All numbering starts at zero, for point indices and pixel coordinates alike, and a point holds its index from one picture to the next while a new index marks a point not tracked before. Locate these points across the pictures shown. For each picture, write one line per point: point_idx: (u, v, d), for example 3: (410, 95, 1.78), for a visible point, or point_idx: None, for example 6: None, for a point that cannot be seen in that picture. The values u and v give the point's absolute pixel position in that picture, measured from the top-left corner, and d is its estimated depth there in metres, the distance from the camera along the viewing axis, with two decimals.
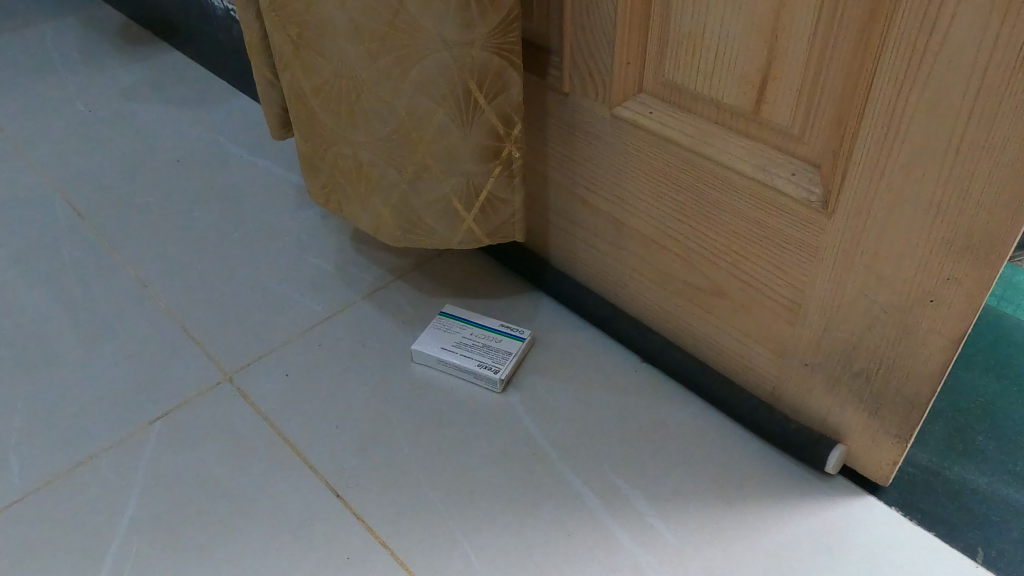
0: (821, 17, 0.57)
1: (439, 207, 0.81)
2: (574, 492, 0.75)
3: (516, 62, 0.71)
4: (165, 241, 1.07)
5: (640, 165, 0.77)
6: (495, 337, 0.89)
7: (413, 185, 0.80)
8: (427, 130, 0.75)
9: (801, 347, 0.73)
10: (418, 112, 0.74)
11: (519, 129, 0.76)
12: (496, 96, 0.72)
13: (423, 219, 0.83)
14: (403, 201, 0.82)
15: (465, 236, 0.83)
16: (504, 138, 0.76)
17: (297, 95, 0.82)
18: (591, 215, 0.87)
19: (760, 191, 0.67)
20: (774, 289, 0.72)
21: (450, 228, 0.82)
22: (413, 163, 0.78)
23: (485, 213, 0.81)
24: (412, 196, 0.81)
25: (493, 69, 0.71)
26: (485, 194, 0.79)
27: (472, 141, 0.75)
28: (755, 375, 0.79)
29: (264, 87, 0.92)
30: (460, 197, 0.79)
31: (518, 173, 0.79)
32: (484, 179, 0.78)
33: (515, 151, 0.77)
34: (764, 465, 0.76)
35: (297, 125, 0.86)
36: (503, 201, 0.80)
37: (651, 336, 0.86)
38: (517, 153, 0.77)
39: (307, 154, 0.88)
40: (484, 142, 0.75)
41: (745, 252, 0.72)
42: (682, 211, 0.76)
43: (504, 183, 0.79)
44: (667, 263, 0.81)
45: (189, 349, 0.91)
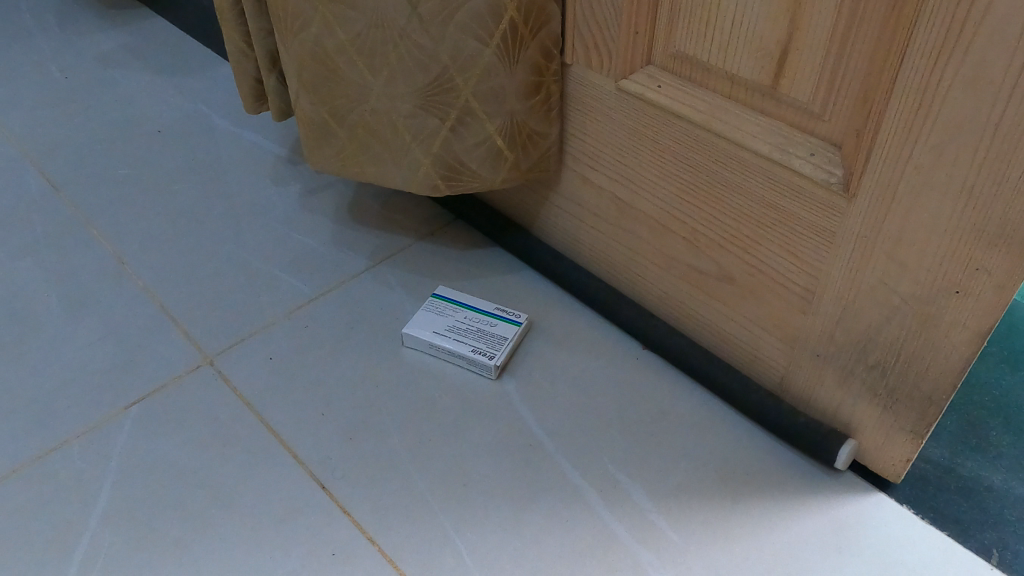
0: None
1: (484, 151, 0.77)
2: (573, 486, 0.71)
3: None
4: (144, 216, 1.02)
5: (646, 143, 0.73)
6: (490, 321, 0.85)
7: (456, 131, 0.76)
8: (472, 72, 0.71)
9: (814, 337, 0.69)
10: (463, 54, 0.70)
11: (558, 63, 0.75)
12: (539, 31, 0.72)
13: (467, 164, 0.79)
14: (444, 150, 0.77)
15: (508, 176, 0.80)
16: (543, 73, 0.75)
17: (314, 54, 0.75)
18: (592, 195, 0.83)
19: (776, 172, 0.63)
20: (789, 276, 0.68)
21: (495, 171, 0.79)
22: (458, 107, 0.74)
23: (526, 149, 0.79)
24: (456, 142, 0.77)
25: (538, 3, 0.70)
26: (528, 129, 0.77)
27: (518, 76, 0.73)
28: (763, 365, 0.76)
29: (238, 57, 0.89)
30: (505, 137, 0.76)
31: (554, 108, 0.78)
32: (528, 116, 0.76)
33: (553, 86, 0.76)
34: (770, 459, 0.73)
35: (305, 87, 0.79)
36: (542, 135, 0.79)
37: (654, 322, 0.82)
38: (556, 87, 0.77)
39: (316, 119, 0.81)
40: (528, 78, 0.74)
41: (756, 236, 0.69)
42: (689, 193, 0.72)
43: (543, 118, 0.78)
44: (672, 246, 0.77)
45: (168, 330, 0.87)
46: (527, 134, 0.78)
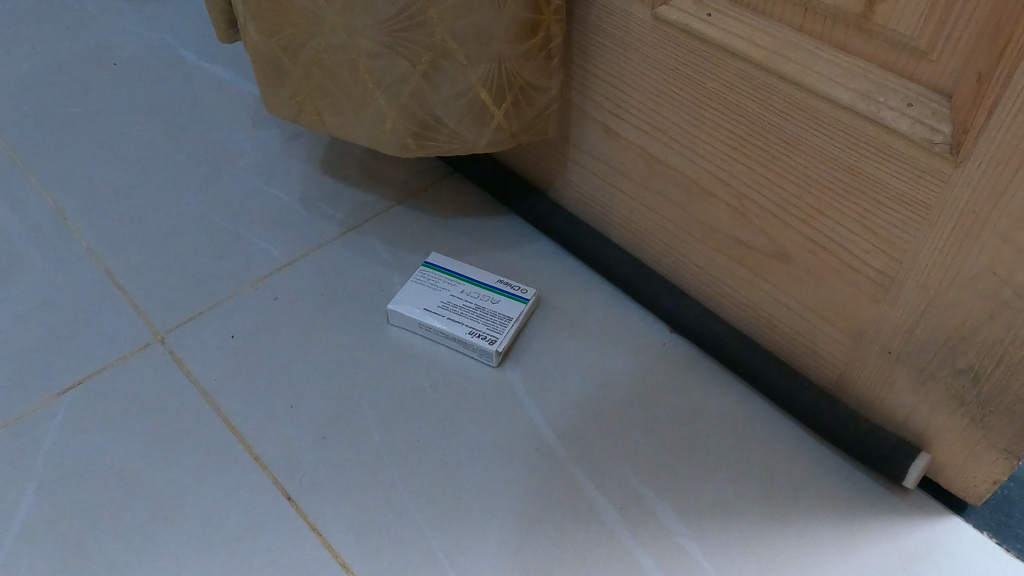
0: None
1: (463, 104, 0.63)
2: (588, 503, 0.60)
3: None
4: (92, 162, 0.88)
5: (687, 86, 0.59)
6: (492, 297, 0.72)
7: (430, 78, 0.62)
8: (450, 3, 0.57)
9: (885, 331, 0.57)
10: None
11: None
12: None
13: (443, 121, 0.65)
14: (414, 102, 0.63)
15: (494, 137, 0.66)
16: (542, 9, 0.60)
17: None
18: (616, 149, 0.69)
19: (855, 126, 0.50)
20: (861, 256, 0.55)
21: (476, 131, 0.65)
22: (433, 49, 0.60)
23: (518, 105, 0.65)
24: (428, 92, 0.63)
25: None
26: (519, 81, 0.63)
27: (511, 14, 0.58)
28: (816, 359, 0.63)
29: None
30: (490, 89, 0.62)
31: (556, 54, 0.64)
32: (519, 63, 0.62)
33: (554, 25, 0.62)
34: (821, 472, 0.62)
35: (253, 14, 0.65)
36: (537, 89, 0.65)
37: (686, 303, 0.70)
38: (557, 27, 0.62)
39: (267, 54, 0.67)
40: (524, 15, 0.59)
41: (822, 205, 0.55)
42: (739, 149, 0.58)
43: (540, 67, 0.64)
44: (712, 213, 0.64)
45: (114, 300, 0.74)
46: (519, 87, 0.64)
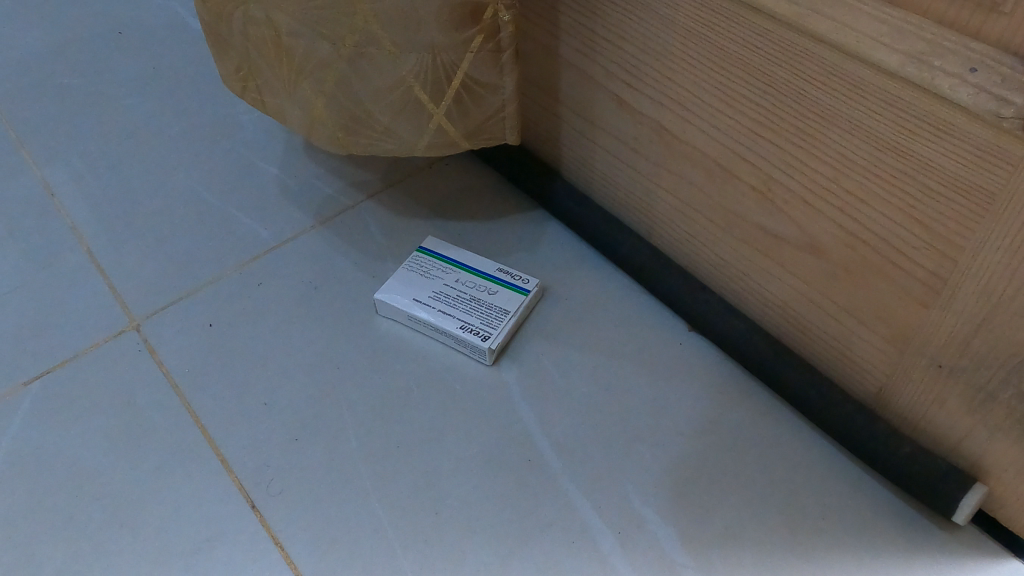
0: None
1: (396, 98, 0.57)
2: (580, 525, 0.53)
3: None
4: (83, 133, 0.83)
5: (704, 49, 0.50)
6: (489, 287, 0.65)
7: (356, 65, 0.55)
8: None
9: (934, 340, 0.48)
10: None
11: None
12: None
13: (375, 116, 0.59)
14: (343, 92, 0.57)
15: (434, 138, 0.60)
16: None
17: None
18: (626, 122, 0.61)
19: (904, 96, 0.41)
20: (907, 253, 0.46)
21: (414, 130, 0.59)
22: (358, 34, 0.53)
23: (461, 105, 0.58)
24: (356, 81, 0.56)
25: None
26: (459, 78, 0.55)
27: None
28: (852, 368, 0.55)
29: None
30: (424, 83, 0.56)
31: (507, 48, 0.55)
32: (456, 56, 0.54)
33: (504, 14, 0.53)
34: (854, 500, 0.54)
35: None
36: (487, 87, 0.57)
37: (706, 299, 0.62)
38: (507, 16, 0.53)
39: (205, 22, 0.61)
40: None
41: (862, 191, 0.47)
42: (765, 124, 0.50)
43: (487, 62, 0.55)
44: (735, 198, 0.55)
45: (91, 284, 0.70)
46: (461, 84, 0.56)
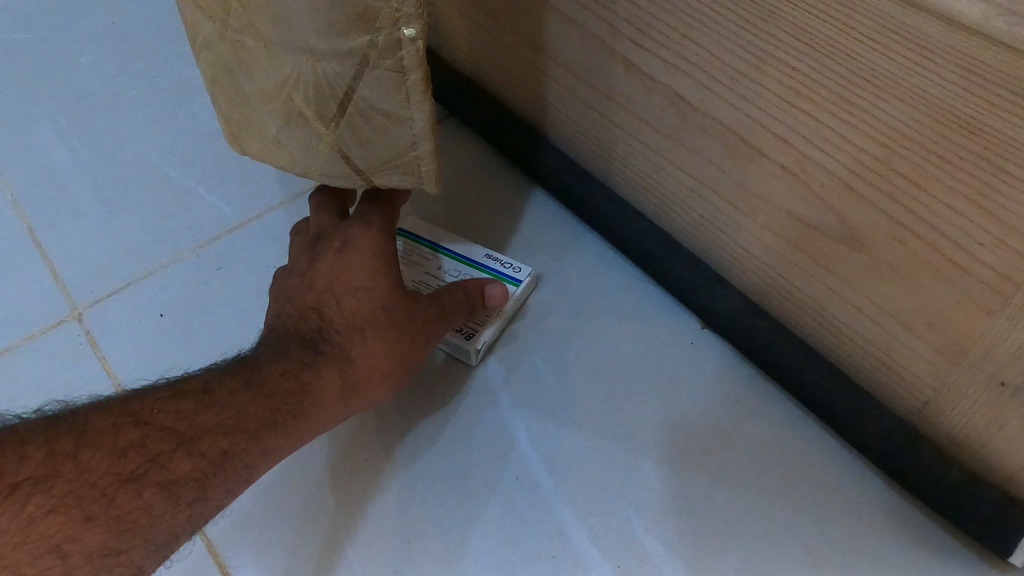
0: None
1: (280, 108, 0.45)
2: (574, 554, 0.47)
3: None
4: (31, 95, 0.75)
5: (729, 2, 0.42)
6: (475, 277, 0.58)
7: (237, 56, 0.44)
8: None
9: (999, 353, 0.40)
10: None
11: None
12: None
13: (266, 123, 0.47)
14: (231, 84, 0.46)
15: (331, 165, 0.48)
16: None
17: None
18: (635, 88, 0.52)
19: (985, 56, 0.33)
20: (972, 249, 0.38)
21: (305, 151, 0.48)
22: (231, 14, 0.41)
23: (357, 131, 0.45)
24: (240, 74, 0.45)
25: None
26: (349, 95, 0.43)
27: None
28: (894, 379, 0.47)
29: None
30: (306, 96, 0.44)
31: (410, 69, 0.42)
32: (340, 70, 0.42)
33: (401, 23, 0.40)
34: (889, 532, 0.47)
35: None
36: (389, 116, 0.44)
37: (724, 294, 0.54)
38: (408, 28, 0.40)
39: None
40: None
41: (920, 176, 0.39)
42: (804, 93, 0.41)
43: (386, 83, 0.43)
44: (761, 180, 0.47)
45: (30, 267, 0.63)
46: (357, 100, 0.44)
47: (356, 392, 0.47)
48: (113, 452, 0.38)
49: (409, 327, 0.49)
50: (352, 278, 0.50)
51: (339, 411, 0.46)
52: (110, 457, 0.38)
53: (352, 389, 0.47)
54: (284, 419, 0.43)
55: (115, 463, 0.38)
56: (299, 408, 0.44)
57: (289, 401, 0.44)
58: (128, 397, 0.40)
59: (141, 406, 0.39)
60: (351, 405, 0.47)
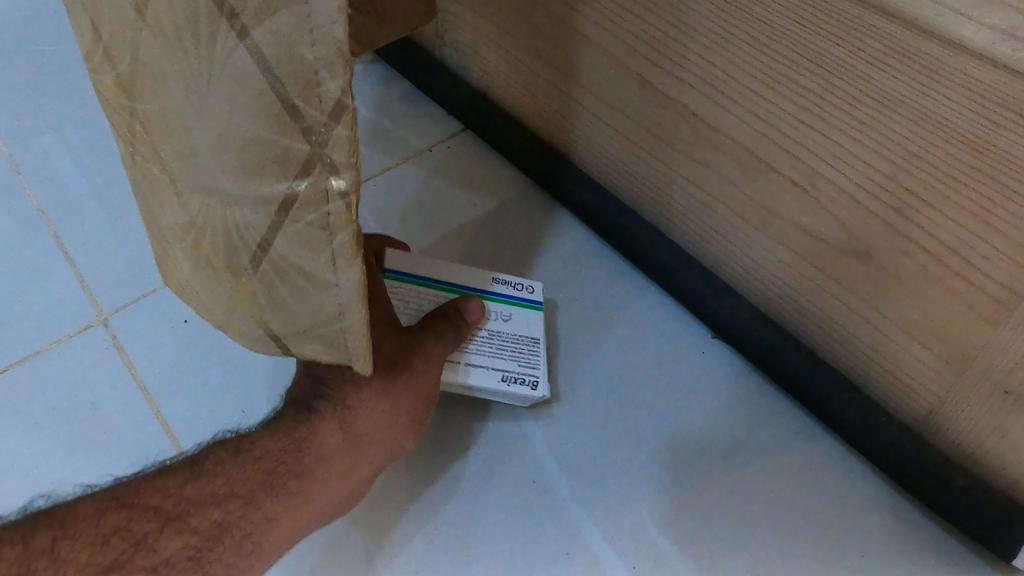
0: None
1: (204, 252, 0.35)
2: (589, 555, 0.49)
3: None
4: None
5: (746, 24, 0.43)
6: (502, 311, 0.55)
7: (166, 188, 0.34)
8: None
9: (1003, 362, 0.42)
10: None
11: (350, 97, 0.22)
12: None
13: (194, 264, 0.37)
14: (162, 208, 0.37)
15: (254, 331, 0.36)
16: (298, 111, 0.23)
17: None
18: (651, 104, 0.54)
19: (992, 81, 0.34)
20: (976, 262, 0.40)
21: (230, 307, 0.36)
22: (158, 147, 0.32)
23: (274, 298, 0.32)
24: (168, 205, 0.35)
25: None
26: (270, 265, 0.31)
27: (235, 44, 0.23)
28: (900, 387, 0.49)
29: None
30: (231, 253, 0.33)
31: (347, 237, 0.26)
32: (263, 237, 0.29)
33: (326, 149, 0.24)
34: (895, 535, 0.48)
35: None
36: (308, 276, 0.29)
37: (733, 304, 0.56)
38: (341, 177, 0.24)
39: None
40: (256, 132, 0.25)
41: (926, 192, 0.40)
42: (815, 112, 0.43)
43: (306, 242, 0.27)
44: (771, 194, 0.49)
45: (51, 270, 0.63)
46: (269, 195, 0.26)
47: (363, 441, 0.45)
48: (95, 541, 0.36)
49: (407, 361, 0.46)
50: None
51: (353, 461, 0.45)
52: (94, 544, 0.36)
53: (353, 440, 0.45)
54: (291, 485, 0.42)
55: (99, 551, 0.36)
56: (300, 468, 0.42)
57: (288, 467, 0.42)
58: (115, 483, 0.39)
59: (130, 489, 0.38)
60: (360, 452, 0.45)
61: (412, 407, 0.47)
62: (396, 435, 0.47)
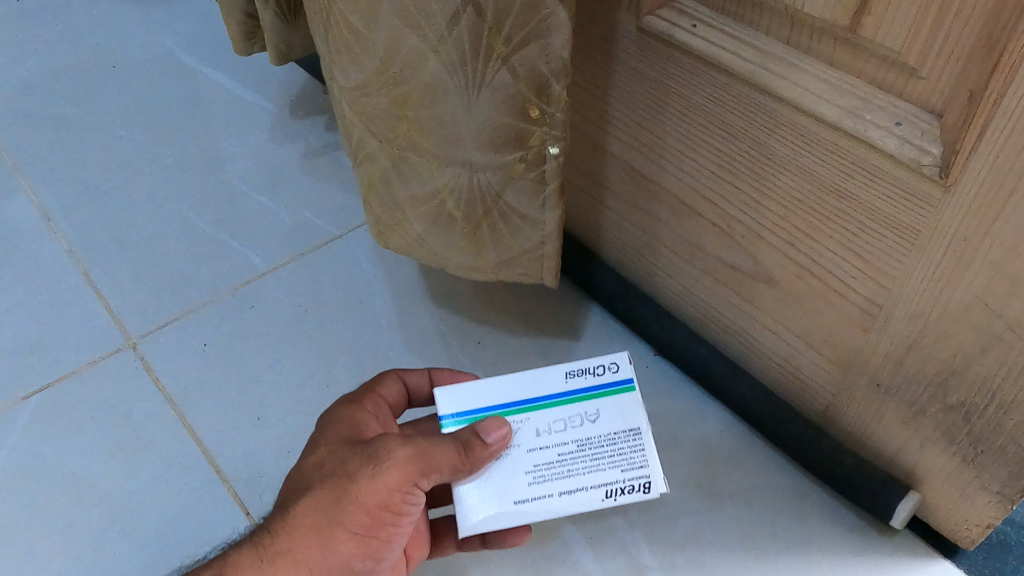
0: None
1: (431, 209, 0.58)
2: (557, 532, 0.60)
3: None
4: (83, 163, 0.88)
5: (669, 100, 0.56)
6: (587, 411, 0.48)
7: (400, 169, 0.56)
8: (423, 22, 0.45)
9: (871, 361, 0.54)
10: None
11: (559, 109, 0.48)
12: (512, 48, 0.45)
13: (406, 221, 0.60)
14: (387, 190, 0.59)
15: (465, 258, 0.61)
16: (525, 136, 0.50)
17: None
18: (602, 162, 0.66)
19: (843, 145, 0.46)
20: (846, 281, 0.52)
21: (444, 241, 0.60)
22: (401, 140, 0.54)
23: (496, 230, 0.57)
24: (397, 180, 0.57)
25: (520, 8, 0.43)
26: (496, 203, 0.54)
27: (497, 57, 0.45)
28: (803, 388, 0.61)
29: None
30: (460, 198, 0.55)
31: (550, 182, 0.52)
32: (500, 179, 0.53)
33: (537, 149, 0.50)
34: (800, 507, 0.60)
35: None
36: (526, 219, 0.55)
37: (671, 325, 0.68)
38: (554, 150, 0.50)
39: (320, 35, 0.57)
40: (506, 131, 0.49)
41: (808, 228, 0.53)
42: (727, 167, 0.55)
43: (526, 190, 0.53)
44: (698, 232, 0.61)
45: (87, 304, 0.74)
46: (533, 102, 0.47)
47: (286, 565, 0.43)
48: None
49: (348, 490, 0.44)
50: (311, 450, 0.47)
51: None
52: None
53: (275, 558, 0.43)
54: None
55: None
56: None
57: None
58: None
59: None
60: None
61: (340, 534, 0.44)
62: (341, 563, 0.44)
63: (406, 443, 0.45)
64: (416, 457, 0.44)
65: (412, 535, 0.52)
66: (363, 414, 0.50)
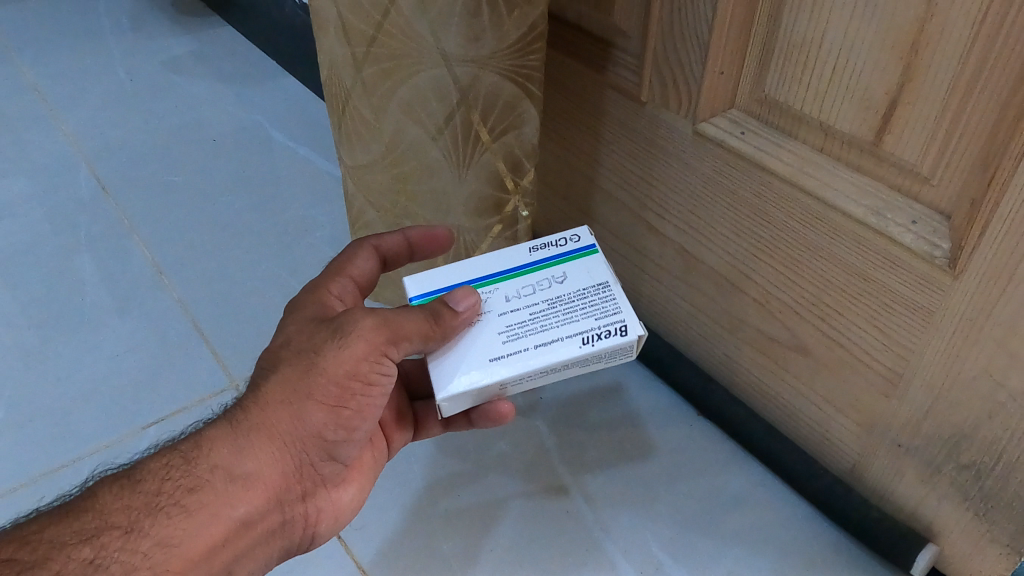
0: (973, 52, 0.45)
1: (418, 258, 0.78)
2: (608, 564, 0.67)
3: (533, 93, 0.66)
4: (189, 225, 1.00)
5: (719, 192, 0.66)
6: (554, 274, 0.54)
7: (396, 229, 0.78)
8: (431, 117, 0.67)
9: (894, 424, 0.62)
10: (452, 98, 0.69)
11: (526, 180, 0.72)
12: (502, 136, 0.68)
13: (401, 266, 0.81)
14: None
15: None
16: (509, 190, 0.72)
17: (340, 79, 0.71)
18: (655, 243, 0.76)
19: (868, 238, 0.55)
20: (871, 353, 0.61)
21: None
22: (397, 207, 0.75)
23: None
24: None
25: (504, 100, 0.65)
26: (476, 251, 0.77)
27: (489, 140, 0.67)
28: (832, 448, 0.68)
29: None
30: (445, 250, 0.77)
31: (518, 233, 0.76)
32: (477, 235, 0.75)
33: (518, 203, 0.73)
34: (829, 555, 0.67)
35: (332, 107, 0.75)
36: None
37: (713, 388, 0.77)
38: (522, 209, 0.74)
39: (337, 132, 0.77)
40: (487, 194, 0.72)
41: (837, 305, 0.61)
42: (767, 250, 0.65)
43: (502, 242, 0.76)
44: (741, 306, 0.70)
45: (198, 351, 0.84)
46: (509, 177, 0.71)
47: (261, 434, 0.49)
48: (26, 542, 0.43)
49: (314, 365, 0.48)
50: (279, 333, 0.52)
51: (258, 460, 0.49)
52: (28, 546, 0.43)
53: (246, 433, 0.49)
54: (186, 501, 0.47)
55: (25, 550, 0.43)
56: (195, 482, 0.48)
57: (182, 482, 0.48)
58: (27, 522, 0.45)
59: (38, 524, 0.45)
60: (259, 453, 0.49)
61: (309, 403, 0.49)
62: (313, 430, 0.50)
63: (370, 317, 0.49)
64: (383, 327, 0.49)
65: (389, 419, 0.63)
66: (325, 292, 0.54)
